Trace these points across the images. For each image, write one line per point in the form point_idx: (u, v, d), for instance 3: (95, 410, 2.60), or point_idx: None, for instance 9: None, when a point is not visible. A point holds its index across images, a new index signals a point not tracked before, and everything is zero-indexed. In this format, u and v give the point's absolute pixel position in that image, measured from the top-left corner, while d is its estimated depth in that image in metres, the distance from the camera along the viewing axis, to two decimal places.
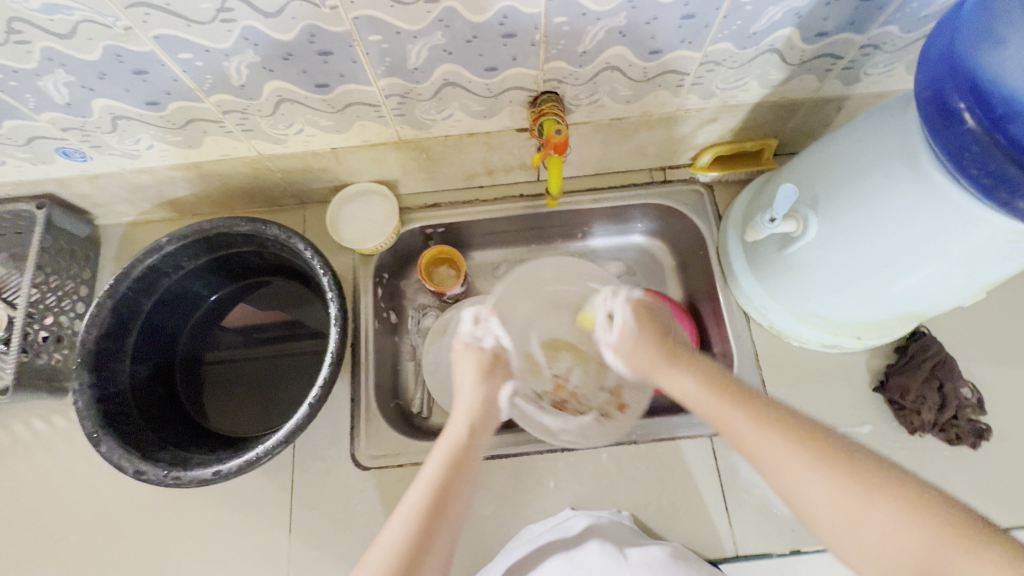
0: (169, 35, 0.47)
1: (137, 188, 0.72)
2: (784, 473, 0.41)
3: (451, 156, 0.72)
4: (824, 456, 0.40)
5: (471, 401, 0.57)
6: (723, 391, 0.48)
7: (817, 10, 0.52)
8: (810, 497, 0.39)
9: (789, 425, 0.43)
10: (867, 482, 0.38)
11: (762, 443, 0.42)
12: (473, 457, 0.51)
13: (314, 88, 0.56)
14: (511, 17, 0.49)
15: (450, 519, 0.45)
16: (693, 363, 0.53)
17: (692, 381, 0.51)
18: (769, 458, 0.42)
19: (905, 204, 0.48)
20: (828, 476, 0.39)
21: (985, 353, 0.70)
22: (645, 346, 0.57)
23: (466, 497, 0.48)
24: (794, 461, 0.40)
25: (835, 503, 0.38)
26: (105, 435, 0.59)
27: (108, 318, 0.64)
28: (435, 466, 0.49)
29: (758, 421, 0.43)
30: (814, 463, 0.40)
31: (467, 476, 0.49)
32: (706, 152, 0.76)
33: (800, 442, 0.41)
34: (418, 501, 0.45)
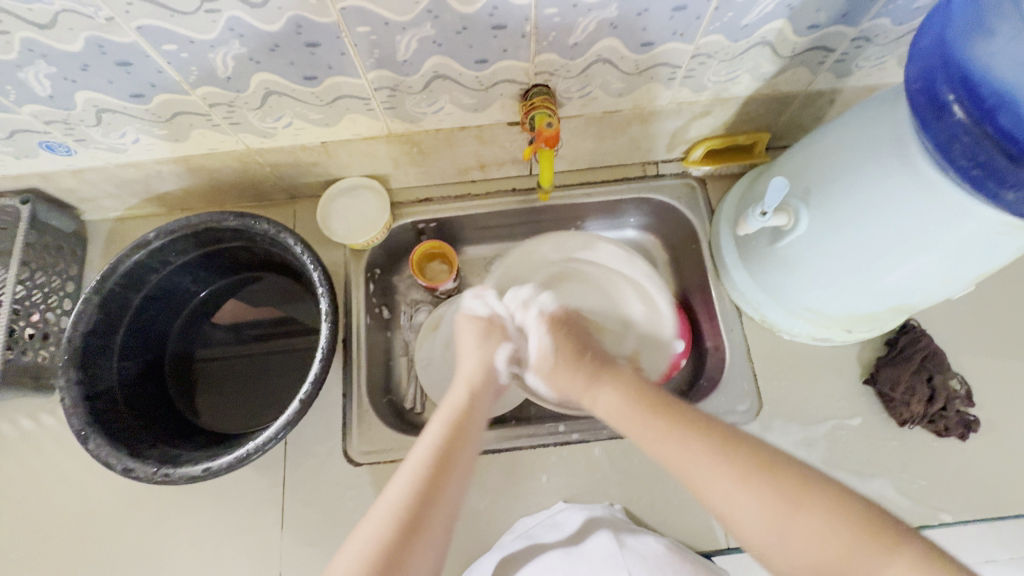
0: (152, 25, 0.46)
1: (124, 182, 0.71)
2: (716, 491, 0.44)
3: (443, 150, 0.71)
4: (754, 472, 0.43)
5: (469, 370, 0.59)
6: (649, 405, 0.52)
7: (808, 1, 0.52)
8: (741, 516, 0.43)
9: (711, 437, 0.46)
10: (795, 498, 0.42)
11: (697, 460, 0.46)
12: (476, 416, 0.54)
13: (302, 80, 0.55)
14: (501, 8, 0.48)
15: (453, 474, 0.47)
16: (612, 376, 0.57)
17: (614, 399, 0.54)
18: (701, 477, 0.45)
19: (897, 197, 0.48)
20: (757, 493, 0.43)
21: (974, 346, 0.70)
22: (559, 363, 0.60)
23: (468, 456, 0.50)
24: (724, 478, 0.44)
25: (763, 514, 0.42)
26: (93, 433, 0.59)
27: (95, 315, 0.64)
28: (436, 429, 0.51)
29: (687, 440, 0.47)
30: (743, 480, 0.43)
31: (467, 437, 0.51)
32: (699, 146, 0.76)
33: (730, 455, 0.45)
34: (421, 459, 0.48)
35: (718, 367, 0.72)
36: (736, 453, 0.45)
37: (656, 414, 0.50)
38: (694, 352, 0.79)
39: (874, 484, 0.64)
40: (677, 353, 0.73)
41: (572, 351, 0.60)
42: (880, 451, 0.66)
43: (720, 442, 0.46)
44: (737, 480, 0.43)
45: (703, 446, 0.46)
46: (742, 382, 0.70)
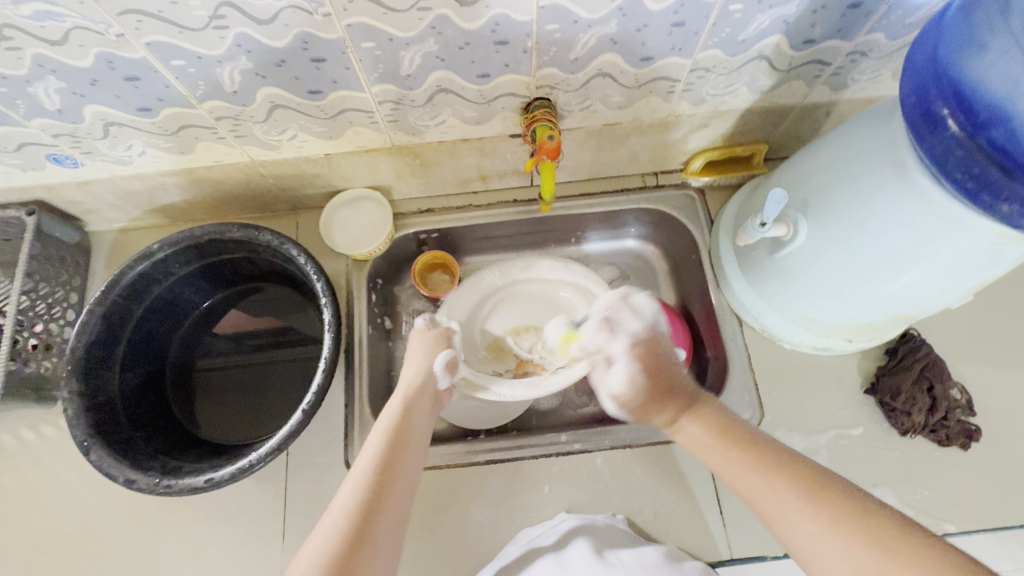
0: (161, 41, 0.47)
1: (128, 194, 0.72)
2: (797, 533, 0.42)
3: (445, 162, 0.72)
4: (846, 517, 0.40)
5: (406, 381, 0.61)
6: (733, 439, 0.50)
7: (804, 17, 0.53)
8: (827, 562, 0.39)
9: (793, 472, 0.45)
10: (889, 551, 0.38)
11: (779, 498, 0.43)
12: (415, 425, 0.56)
13: (307, 94, 0.56)
14: (503, 25, 0.49)
15: (394, 481, 0.49)
16: (703, 407, 0.54)
17: (699, 432, 0.52)
18: (780, 514, 0.43)
19: (894, 208, 0.49)
20: (845, 538, 0.39)
21: (974, 355, 0.71)
22: (654, 400, 0.54)
23: (408, 464, 0.51)
24: (805, 517, 0.41)
25: (854, 559, 0.38)
26: (95, 443, 0.59)
27: (98, 325, 0.64)
28: (376, 439, 0.53)
29: (774, 475, 0.45)
30: (827, 526, 0.40)
31: (405, 445, 0.53)
32: (698, 157, 0.77)
33: (816, 498, 0.42)
34: (363, 471, 0.49)
35: (720, 377, 0.72)
36: (827, 495, 0.42)
37: (743, 448, 0.48)
38: (695, 362, 0.79)
39: (876, 493, 0.64)
40: None
41: (665, 386, 0.54)
42: (882, 460, 0.66)
43: (809, 483, 0.43)
44: (822, 524, 0.41)
45: (792, 485, 0.44)
46: (743, 391, 0.70)
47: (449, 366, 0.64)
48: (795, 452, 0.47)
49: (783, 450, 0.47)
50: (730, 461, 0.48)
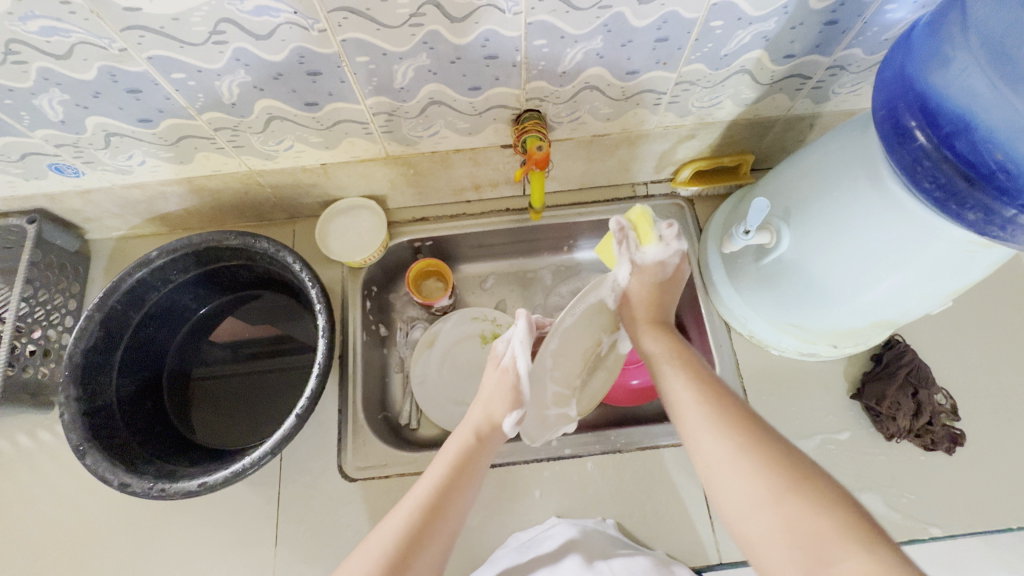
0: (163, 55, 0.49)
1: (128, 203, 0.73)
2: (713, 453, 0.48)
3: (439, 172, 0.74)
4: (754, 448, 0.46)
5: (476, 418, 0.59)
6: (685, 370, 0.56)
7: (783, 33, 0.55)
8: (733, 480, 0.46)
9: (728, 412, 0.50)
10: (785, 475, 0.44)
11: (706, 423, 0.50)
12: (478, 467, 0.56)
13: (303, 106, 0.58)
14: (493, 40, 0.51)
15: (441, 519, 0.50)
16: (670, 335, 0.62)
17: (660, 343, 0.60)
18: (705, 436, 0.50)
19: (870, 216, 0.51)
20: (752, 461, 0.46)
21: (958, 360, 0.72)
22: (652, 294, 0.65)
23: (459, 506, 0.52)
24: (719, 443, 0.48)
25: (753, 485, 0.44)
26: (91, 448, 0.59)
27: (97, 331, 0.65)
28: (439, 470, 0.54)
29: (707, 405, 0.51)
30: (741, 451, 0.47)
31: (461, 488, 0.53)
32: (686, 167, 0.79)
33: (733, 428, 0.48)
34: (411, 505, 0.50)
35: None
36: (745, 426, 0.49)
37: (693, 378, 0.55)
38: None
39: (863, 498, 0.65)
40: None
41: (664, 290, 0.66)
42: (869, 465, 0.67)
43: (732, 413, 0.50)
44: (736, 448, 0.47)
45: (716, 417, 0.50)
46: None
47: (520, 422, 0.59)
48: (732, 390, 0.54)
49: (724, 389, 0.54)
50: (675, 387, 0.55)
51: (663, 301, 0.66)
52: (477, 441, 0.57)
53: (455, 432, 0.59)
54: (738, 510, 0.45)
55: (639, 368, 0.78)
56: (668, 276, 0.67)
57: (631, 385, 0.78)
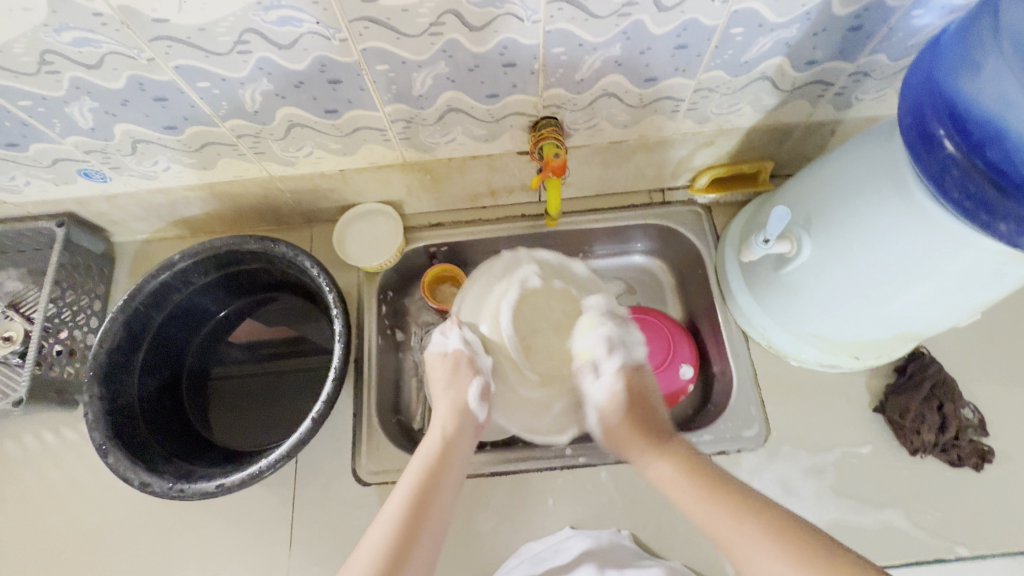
0: (189, 65, 0.50)
1: (153, 206, 0.75)
2: (760, 568, 0.44)
3: (455, 178, 0.74)
4: (806, 558, 0.43)
5: (441, 416, 0.62)
6: (703, 479, 0.52)
7: (806, 39, 0.55)
8: None
9: (764, 520, 0.47)
10: None
11: (750, 538, 0.46)
12: (453, 465, 0.58)
13: (323, 113, 0.59)
14: (511, 48, 0.51)
15: (428, 512, 0.52)
16: (668, 447, 0.57)
17: (671, 468, 0.55)
18: (744, 552, 0.46)
19: (896, 225, 0.49)
20: (810, 574, 0.42)
21: (988, 374, 0.70)
22: (631, 417, 0.60)
23: (441, 502, 0.54)
24: (770, 558, 0.44)
25: None
26: (113, 447, 0.61)
27: (120, 333, 0.67)
28: (415, 475, 0.55)
29: (741, 520, 0.48)
30: (794, 564, 0.43)
31: (437, 490, 0.54)
32: (704, 174, 0.78)
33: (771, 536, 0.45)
34: (392, 515, 0.51)
35: (725, 393, 0.72)
36: (794, 538, 0.44)
37: (720, 493, 0.50)
38: (702, 377, 0.79)
39: (885, 514, 0.64)
40: (686, 379, 0.75)
41: (640, 410, 0.61)
42: (891, 480, 0.65)
43: (776, 527, 0.46)
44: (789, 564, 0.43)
45: (760, 527, 0.46)
46: (749, 407, 0.70)
47: (482, 395, 0.63)
48: (770, 499, 0.49)
49: (755, 496, 0.50)
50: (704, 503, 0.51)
51: (646, 418, 0.60)
52: (446, 439, 0.60)
53: (429, 433, 0.61)
54: None
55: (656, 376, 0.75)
56: (640, 389, 0.63)
57: None
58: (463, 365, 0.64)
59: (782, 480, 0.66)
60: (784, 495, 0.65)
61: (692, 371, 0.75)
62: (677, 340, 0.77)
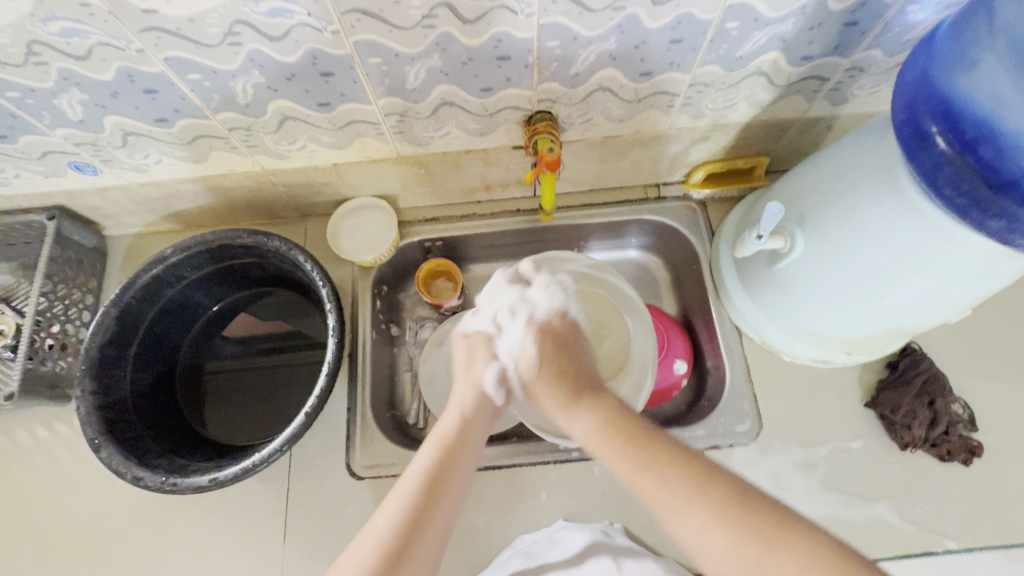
0: (179, 57, 0.49)
1: (145, 200, 0.74)
2: (681, 526, 0.43)
3: (450, 172, 0.74)
4: (722, 510, 0.42)
5: (461, 397, 0.59)
6: (620, 435, 0.49)
7: (801, 34, 0.54)
8: (712, 551, 0.41)
9: (681, 473, 0.45)
10: (768, 535, 0.40)
11: (671, 494, 0.44)
12: (471, 445, 0.54)
13: (315, 106, 0.58)
14: (505, 41, 0.51)
15: (442, 492, 0.48)
16: (590, 402, 0.54)
17: (587, 425, 0.52)
18: (670, 510, 0.43)
19: (888, 222, 0.50)
20: (729, 530, 0.41)
21: (978, 369, 0.70)
22: (553, 364, 0.59)
23: (457, 482, 0.50)
24: (688, 513, 0.42)
25: (728, 552, 0.40)
26: (105, 441, 0.60)
27: (113, 327, 0.66)
28: (429, 452, 0.51)
29: (665, 479, 0.45)
30: (712, 519, 0.41)
31: (456, 468, 0.50)
32: (699, 170, 0.78)
33: (686, 489, 0.43)
34: (406, 491, 0.48)
35: (719, 388, 0.73)
36: (710, 488, 0.43)
37: (640, 449, 0.47)
38: (696, 372, 0.79)
39: (875, 508, 0.64)
40: (679, 374, 0.75)
41: (563, 358, 0.59)
42: (882, 474, 0.66)
43: (694, 478, 0.44)
44: (707, 517, 0.42)
45: (675, 481, 0.44)
46: (742, 402, 0.70)
47: (500, 381, 0.61)
48: (685, 446, 0.47)
49: (670, 444, 0.48)
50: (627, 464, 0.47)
51: (564, 366, 0.58)
52: (465, 418, 0.56)
53: (447, 412, 0.57)
54: None
55: None
56: (568, 334, 0.63)
57: None
58: (481, 347, 0.64)
59: (774, 474, 0.66)
60: (776, 489, 0.66)
61: (685, 366, 0.76)
62: (671, 335, 0.77)
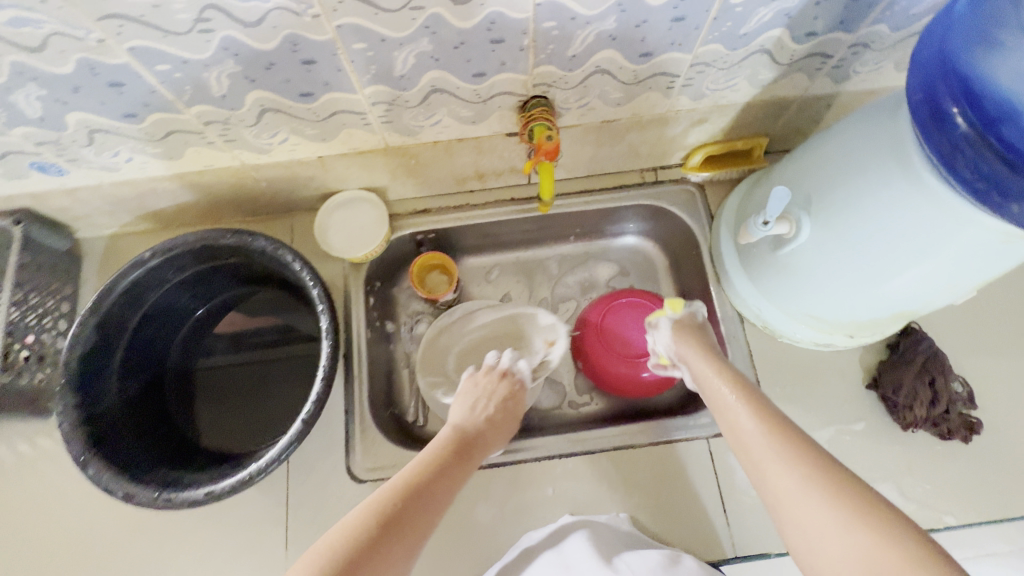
0: (145, 46, 0.45)
1: (119, 200, 0.70)
2: (776, 481, 0.47)
3: (441, 162, 0.71)
4: (821, 477, 0.45)
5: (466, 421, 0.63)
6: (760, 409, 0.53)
7: (807, 10, 0.52)
8: (798, 508, 0.44)
9: (801, 448, 0.48)
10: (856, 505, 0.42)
11: (765, 451, 0.49)
12: (467, 457, 0.59)
13: (297, 97, 0.54)
14: (499, 23, 0.48)
15: (434, 488, 0.53)
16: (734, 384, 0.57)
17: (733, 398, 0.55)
18: (771, 467, 0.48)
19: (900, 204, 0.48)
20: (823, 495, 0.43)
21: (976, 346, 0.71)
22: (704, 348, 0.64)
23: (445, 485, 0.55)
24: (790, 471, 0.46)
25: (816, 511, 0.43)
26: (92, 458, 0.57)
27: (93, 335, 0.62)
28: (428, 451, 0.58)
29: (776, 443, 0.49)
30: (808, 481, 0.45)
31: (448, 474, 0.56)
32: (697, 152, 0.76)
33: (799, 452, 0.47)
34: (404, 474, 0.54)
35: None
36: (818, 461, 0.46)
37: (772, 421, 0.51)
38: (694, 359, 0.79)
39: (878, 488, 0.65)
40: None
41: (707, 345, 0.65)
42: (884, 454, 0.66)
43: (796, 446, 0.48)
44: (801, 478, 0.45)
45: (785, 444, 0.48)
46: None
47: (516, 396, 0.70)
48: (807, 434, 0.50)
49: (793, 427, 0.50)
50: (756, 446, 0.50)
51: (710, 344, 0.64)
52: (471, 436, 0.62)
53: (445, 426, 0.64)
54: (819, 552, 0.42)
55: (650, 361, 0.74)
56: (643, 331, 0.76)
57: (642, 378, 0.74)
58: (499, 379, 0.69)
59: None
60: None
61: None
62: None
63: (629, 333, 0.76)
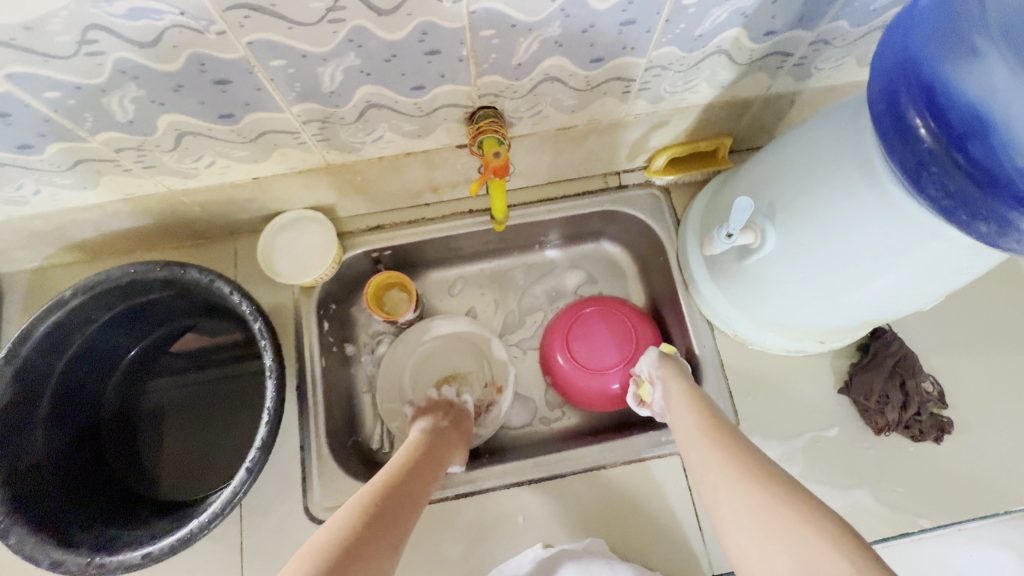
0: (25, 73, 0.40)
1: (35, 233, 0.64)
2: (715, 483, 0.48)
3: (390, 177, 0.66)
4: (752, 478, 0.46)
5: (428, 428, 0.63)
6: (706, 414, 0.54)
7: (763, 9, 0.49)
8: (733, 509, 0.45)
9: (741, 451, 0.49)
10: (788, 504, 0.42)
11: (707, 456, 0.50)
12: (436, 460, 0.59)
13: (216, 118, 0.49)
14: (432, 33, 0.44)
15: (410, 489, 0.52)
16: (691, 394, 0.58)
17: (685, 408, 0.56)
18: (711, 472, 0.49)
19: (866, 217, 0.46)
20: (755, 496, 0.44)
21: (944, 343, 0.70)
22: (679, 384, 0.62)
23: (421, 484, 0.54)
24: (726, 472, 0.47)
25: (750, 508, 0.44)
26: (13, 524, 0.52)
27: (12, 387, 0.57)
28: (400, 456, 0.57)
29: (716, 445, 0.50)
30: (742, 481, 0.46)
31: (422, 476, 0.55)
32: (660, 155, 0.73)
33: (736, 455, 0.48)
34: (381, 477, 0.53)
35: None
36: (751, 464, 0.47)
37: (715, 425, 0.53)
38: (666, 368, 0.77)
39: (854, 495, 0.64)
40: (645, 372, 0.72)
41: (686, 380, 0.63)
42: (858, 459, 0.65)
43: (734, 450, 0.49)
44: (734, 479, 0.46)
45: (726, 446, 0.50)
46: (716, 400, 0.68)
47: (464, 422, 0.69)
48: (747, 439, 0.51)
49: (735, 432, 0.52)
50: (700, 450, 0.51)
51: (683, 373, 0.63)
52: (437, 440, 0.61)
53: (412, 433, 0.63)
54: (751, 550, 0.42)
55: (618, 371, 0.72)
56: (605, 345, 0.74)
57: (611, 390, 0.71)
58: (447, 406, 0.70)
59: None
60: None
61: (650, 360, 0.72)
62: (639, 331, 0.74)
63: (596, 344, 0.73)
